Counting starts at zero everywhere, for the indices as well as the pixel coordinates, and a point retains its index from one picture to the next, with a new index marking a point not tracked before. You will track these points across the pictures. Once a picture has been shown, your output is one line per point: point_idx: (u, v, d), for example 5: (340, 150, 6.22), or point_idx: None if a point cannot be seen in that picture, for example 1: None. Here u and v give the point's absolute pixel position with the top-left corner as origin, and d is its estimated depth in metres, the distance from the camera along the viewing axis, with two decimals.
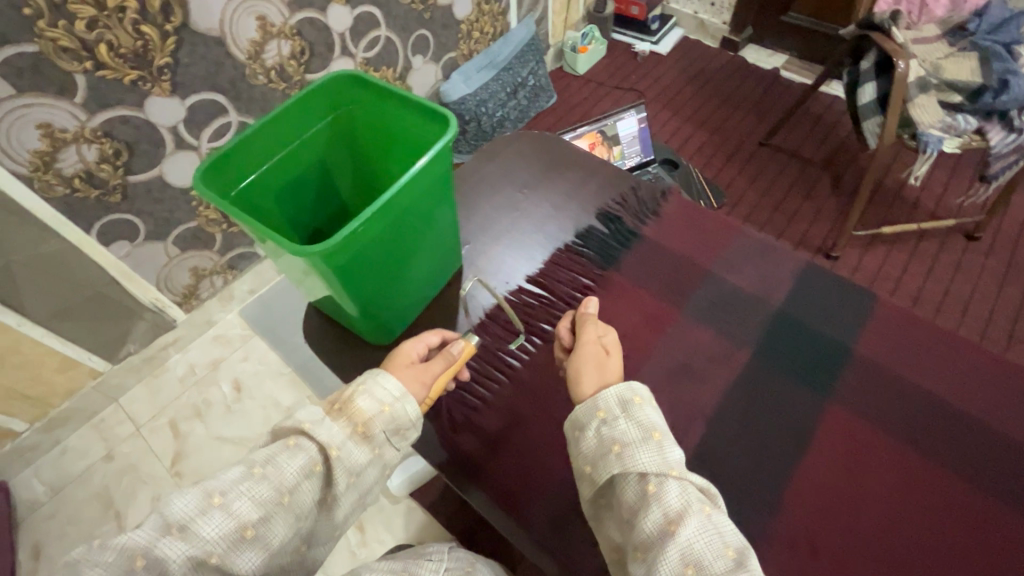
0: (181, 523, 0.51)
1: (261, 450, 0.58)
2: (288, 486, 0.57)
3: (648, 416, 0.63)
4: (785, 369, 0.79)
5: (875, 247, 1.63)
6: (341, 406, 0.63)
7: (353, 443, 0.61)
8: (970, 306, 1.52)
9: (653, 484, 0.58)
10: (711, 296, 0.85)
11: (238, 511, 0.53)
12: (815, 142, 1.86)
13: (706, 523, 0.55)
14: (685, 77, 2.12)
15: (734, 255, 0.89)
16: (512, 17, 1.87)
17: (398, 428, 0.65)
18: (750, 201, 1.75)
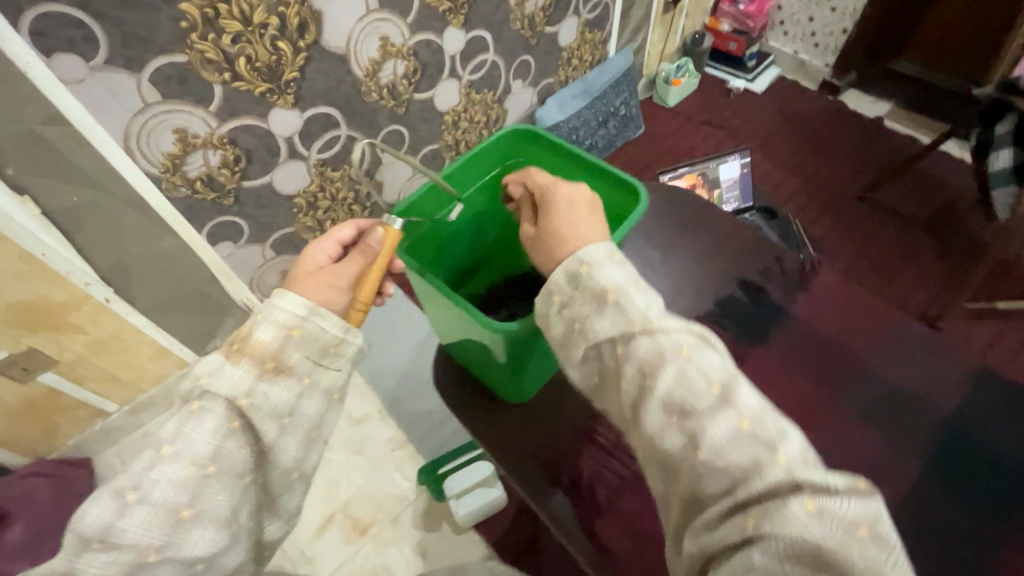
0: (116, 515, 0.54)
1: (167, 425, 0.58)
2: (210, 447, 0.58)
3: (602, 277, 0.63)
4: (959, 486, 0.77)
5: (986, 322, 1.51)
6: (239, 344, 0.61)
7: (264, 383, 0.60)
8: None
9: (620, 343, 0.60)
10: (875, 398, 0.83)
11: (172, 478, 0.56)
12: (922, 200, 1.75)
13: (685, 364, 0.56)
14: (780, 119, 2.05)
15: (892, 346, 0.88)
16: (611, 46, 1.85)
17: (322, 346, 0.63)
18: (847, 256, 1.66)
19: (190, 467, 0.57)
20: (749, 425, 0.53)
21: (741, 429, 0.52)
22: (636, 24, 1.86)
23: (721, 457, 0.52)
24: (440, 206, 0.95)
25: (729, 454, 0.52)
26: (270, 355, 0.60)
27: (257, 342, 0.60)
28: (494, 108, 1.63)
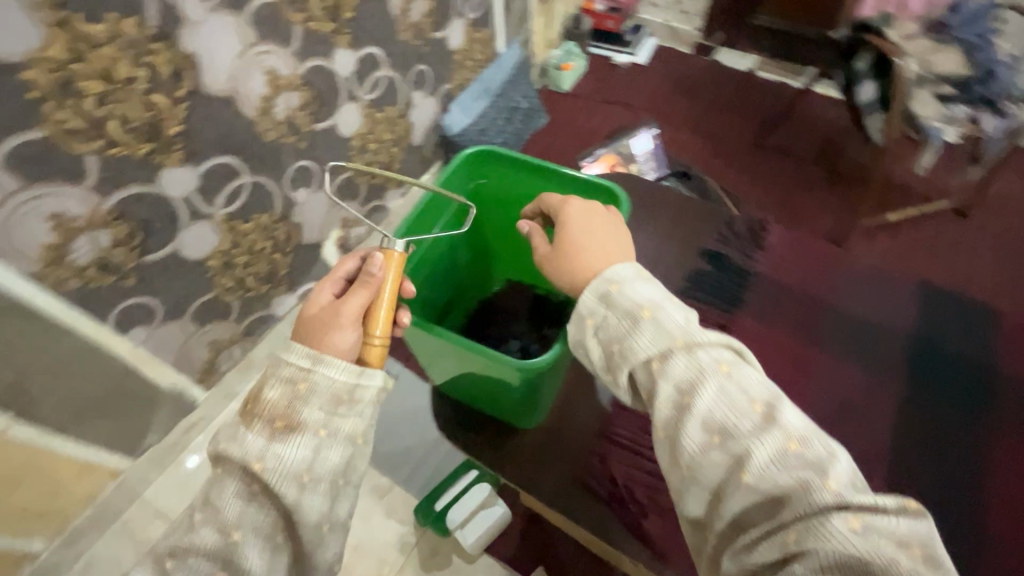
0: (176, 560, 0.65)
1: (207, 486, 0.68)
2: (239, 499, 0.66)
3: (634, 299, 0.70)
4: (937, 395, 0.96)
5: (883, 234, 1.70)
6: (253, 406, 0.69)
7: (274, 440, 0.66)
8: (979, 281, 1.60)
9: (654, 360, 0.66)
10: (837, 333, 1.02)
11: (213, 528, 0.65)
12: (807, 138, 1.93)
13: (723, 383, 0.62)
14: (670, 86, 2.16)
15: (838, 283, 1.11)
16: (500, 42, 1.85)
17: (334, 396, 0.69)
18: (760, 201, 1.79)
19: (229, 514, 0.65)
20: (783, 440, 0.58)
21: (782, 445, 0.58)
22: (518, 16, 1.87)
23: (755, 462, 0.58)
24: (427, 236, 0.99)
25: (764, 459, 0.58)
26: (280, 414, 0.67)
27: (266, 400, 0.69)
28: (400, 123, 1.56)
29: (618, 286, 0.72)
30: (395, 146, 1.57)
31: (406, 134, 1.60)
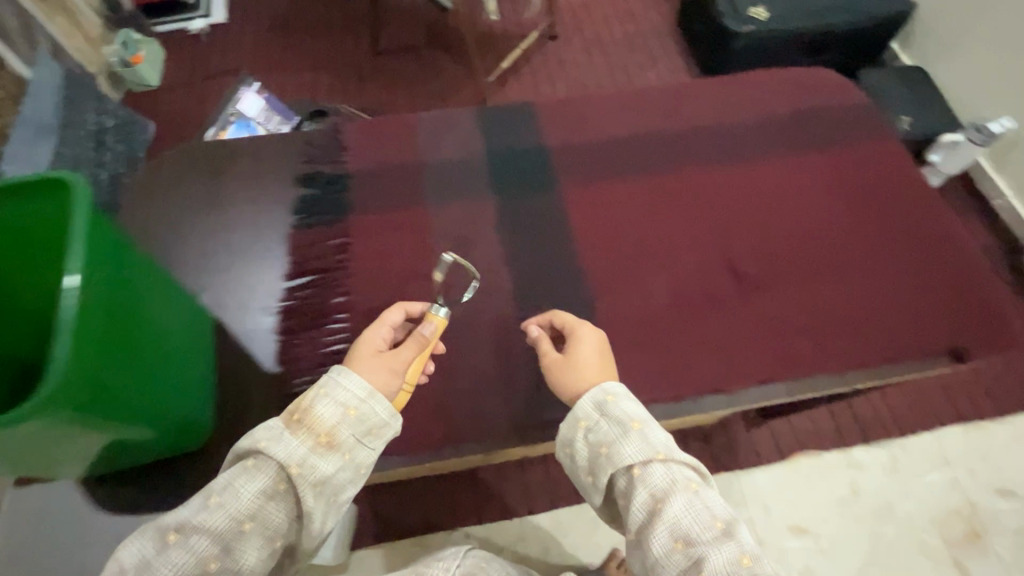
0: (151, 562, 0.60)
1: (219, 478, 0.65)
2: (241, 517, 0.63)
3: (623, 411, 0.71)
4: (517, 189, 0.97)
5: (508, 82, 1.90)
6: (297, 418, 0.68)
7: (305, 458, 0.66)
8: (586, 84, 1.92)
9: (636, 469, 0.68)
10: (443, 174, 0.97)
11: (193, 548, 0.61)
12: (412, 28, 1.99)
13: (692, 499, 0.65)
14: (266, 31, 1.99)
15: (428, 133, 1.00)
16: (18, 65, 1.44)
17: (369, 426, 0.70)
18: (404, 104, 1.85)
19: (218, 536, 0.62)
20: (736, 547, 0.61)
21: (725, 544, 0.62)
22: (20, 28, 1.49)
23: (708, 557, 0.61)
24: None
25: (707, 547, 0.62)
26: (325, 430, 0.67)
27: (317, 419, 0.68)
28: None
29: (607, 388, 0.73)
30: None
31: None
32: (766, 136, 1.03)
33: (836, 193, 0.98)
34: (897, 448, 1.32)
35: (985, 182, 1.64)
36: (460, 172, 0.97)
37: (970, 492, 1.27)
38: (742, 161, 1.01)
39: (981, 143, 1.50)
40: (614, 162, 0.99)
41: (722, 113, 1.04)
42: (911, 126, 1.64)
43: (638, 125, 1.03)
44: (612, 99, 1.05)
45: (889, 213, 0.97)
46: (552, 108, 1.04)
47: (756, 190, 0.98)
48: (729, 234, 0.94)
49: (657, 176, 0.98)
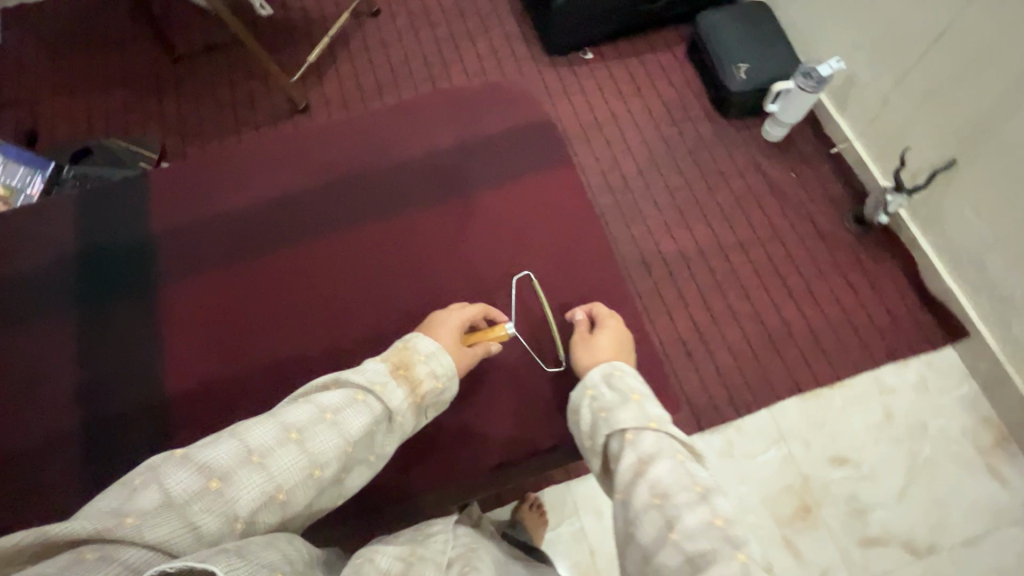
0: (257, 457, 0.54)
1: (329, 398, 0.61)
2: (346, 440, 0.58)
3: (628, 385, 0.68)
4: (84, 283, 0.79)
5: (325, 73, 1.65)
6: (402, 370, 0.66)
7: (402, 410, 0.64)
8: (413, 61, 1.67)
9: (628, 434, 0.63)
10: (37, 290, 0.78)
11: (308, 451, 0.56)
12: (211, 25, 1.72)
13: (677, 465, 0.58)
14: (44, 49, 1.70)
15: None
16: None
17: (439, 397, 0.69)
18: (207, 116, 1.58)
19: (326, 450, 0.57)
20: (713, 519, 0.53)
21: (699, 511, 0.54)
22: None
23: (683, 518, 0.53)
24: None
25: (682, 510, 0.54)
26: (419, 390, 0.66)
27: (419, 379, 0.67)
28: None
29: (620, 364, 0.72)
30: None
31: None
32: (458, 170, 0.87)
33: (488, 245, 0.83)
34: (732, 431, 1.28)
35: (830, 126, 1.54)
36: (63, 283, 0.79)
37: (804, 467, 1.25)
38: (427, 203, 0.85)
39: (812, 90, 1.39)
40: (280, 227, 0.83)
41: (440, 138, 0.90)
42: (747, 75, 1.51)
43: (326, 170, 0.86)
44: (310, 141, 0.89)
45: (556, 264, 0.84)
46: (229, 161, 0.87)
47: (410, 250, 0.83)
48: (396, 303, 0.79)
49: (329, 237, 0.82)
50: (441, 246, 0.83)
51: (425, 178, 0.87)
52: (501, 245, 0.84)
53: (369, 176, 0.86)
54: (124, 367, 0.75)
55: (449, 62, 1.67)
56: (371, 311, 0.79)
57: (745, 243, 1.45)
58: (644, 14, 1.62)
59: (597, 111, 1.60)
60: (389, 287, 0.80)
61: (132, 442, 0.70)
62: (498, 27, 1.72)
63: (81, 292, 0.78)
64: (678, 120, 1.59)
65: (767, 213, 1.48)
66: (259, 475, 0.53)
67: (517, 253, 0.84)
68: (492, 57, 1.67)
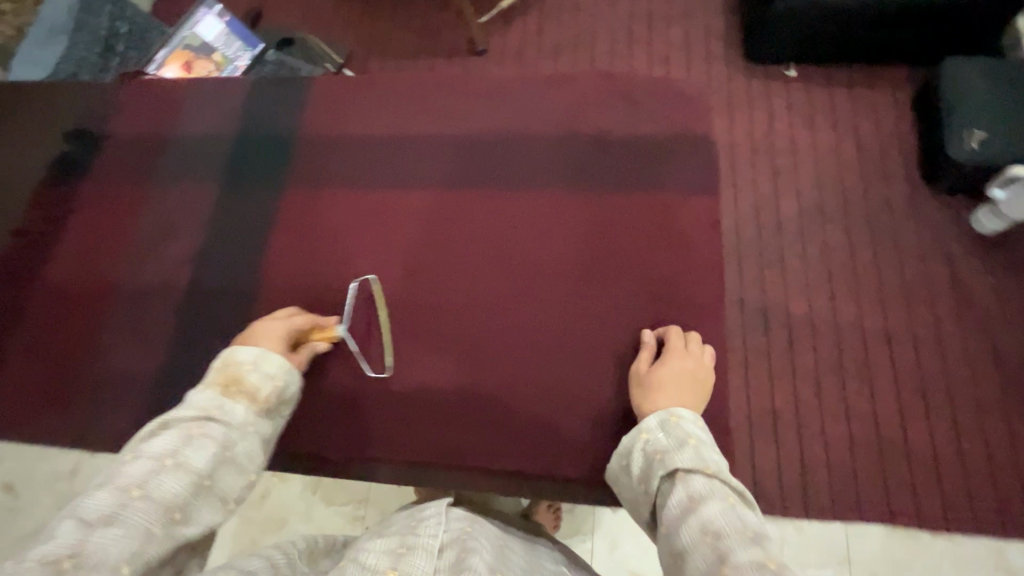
0: (99, 521, 0.38)
1: (153, 439, 0.44)
2: (200, 466, 0.44)
3: (683, 420, 0.50)
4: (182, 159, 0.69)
5: (514, 18, 1.55)
6: (229, 383, 0.50)
7: (253, 421, 0.49)
8: (610, 27, 1.51)
9: (678, 473, 0.46)
10: (181, 152, 0.69)
11: (159, 495, 0.41)
12: None
13: (731, 507, 0.42)
14: None
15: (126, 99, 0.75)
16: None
17: (288, 395, 0.53)
18: (395, 34, 1.58)
19: (184, 483, 0.42)
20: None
21: (761, 564, 0.37)
22: None
23: (740, 569, 0.37)
24: None
25: (737, 558, 0.38)
26: (268, 390, 0.51)
27: (254, 387, 0.51)
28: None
29: (681, 411, 0.50)
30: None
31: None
32: (647, 173, 0.62)
33: (633, 290, 0.59)
34: (791, 528, 1.06)
35: None
36: (204, 155, 0.69)
37: None
38: (577, 203, 0.62)
39: None
40: (388, 176, 0.65)
41: (637, 120, 0.65)
42: (979, 146, 1.20)
43: (478, 125, 0.67)
44: (474, 80, 0.69)
45: (699, 313, 0.59)
46: (388, 81, 0.71)
47: (516, 230, 0.62)
48: (479, 321, 0.60)
49: (438, 209, 0.64)
50: (570, 269, 0.60)
51: (602, 165, 0.63)
52: (648, 298, 0.59)
53: (524, 144, 0.65)
54: (201, 273, 0.63)
55: (646, 39, 1.49)
56: (446, 320, 0.60)
57: (908, 342, 1.18)
58: (896, 39, 1.31)
59: (790, 136, 1.36)
60: (474, 254, 0.62)
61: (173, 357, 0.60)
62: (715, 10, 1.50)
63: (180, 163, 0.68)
64: (885, 176, 1.31)
65: (950, 322, 1.19)
66: (115, 532, 0.37)
67: (667, 315, 0.59)
68: (695, 40, 1.47)
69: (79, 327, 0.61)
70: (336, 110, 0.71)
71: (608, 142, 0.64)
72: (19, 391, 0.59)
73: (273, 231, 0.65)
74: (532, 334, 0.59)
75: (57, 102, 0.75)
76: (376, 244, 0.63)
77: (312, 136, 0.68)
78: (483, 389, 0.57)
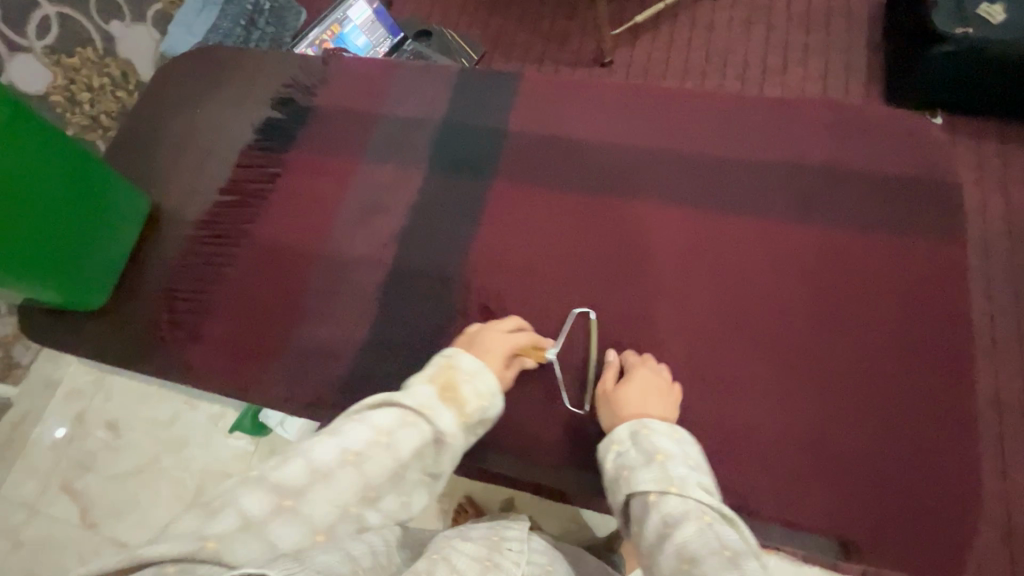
0: (319, 475, 0.40)
1: (379, 413, 0.45)
2: (400, 458, 0.43)
3: (651, 439, 0.49)
4: (379, 138, 0.70)
5: (647, 36, 1.51)
6: (447, 389, 0.48)
7: (452, 436, 0.47)
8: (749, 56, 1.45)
9: (649, 496, 0.46)
10: (384, 133, 0.70)
11: (370, 478, 0.42)
12: None
13: (703, 528, 0.42)
14: None
15: (325, 75, 0.76)
16: None
17: (482, 415, 0.50)
18: (522, 42, 1.57)
19: (387, 469, 0.43)
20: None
21: None
22: None
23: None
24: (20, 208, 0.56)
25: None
26: (472, 406, 0.49)
27: (461, 402, 0.49)
28: (122, 96, 1.06)
29: (651, 425, 0.50)
30: (119, 95, 1.04)
31: (133, 83, 1.06)
32: (890, 207, 0.58)
33: (874, 333, 0.55)
34: None
35: None
36: (411, 138, 0.69)
37: None
38: (805, 233, 0.59)
39: None
40: (601, 183, 0.64)
41: (870, 152, 0.61)
42: None
43: (694, 141, 0.64)
44: (684, 96, 0.66)
45: (937, 363, 0.53)
46: (601, 87, 0.69)
47: (724, 255, 0.60)
48: (692, 342, 0.57)
49: (652, 222, 0.62)
50: (789, 304, 0.57)
51: (834, 195, 0.60)
52: (887, 345, 0.54)
53: (747, 167, 0.62)
54: (410, 254, 0.64)
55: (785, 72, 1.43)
56: (651, 335, 0.58)
57: None
58: None
59: None
60: (678, 274, 0.60)
61: (377, 329, 0.61)
62: (865, 44, 1.42)
63: (381, 147, 0.69)
64: None
65: None
66: (328, 497, 0.40)
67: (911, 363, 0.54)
68: (839, 77, 1.39)
69: (289, 290, 0.63)
70: (531, 109, 0.70)
71: (842, 171, 0.60)
72: (229, 344, 0.61)
73: (466, 221, 0.64)
74: (751, 363, 0.55)
75: (265, 73, 0.79)
76: (574, 251, 0.62)
77: (519, 132, 0.68)
78: (696, 412, 0.55)
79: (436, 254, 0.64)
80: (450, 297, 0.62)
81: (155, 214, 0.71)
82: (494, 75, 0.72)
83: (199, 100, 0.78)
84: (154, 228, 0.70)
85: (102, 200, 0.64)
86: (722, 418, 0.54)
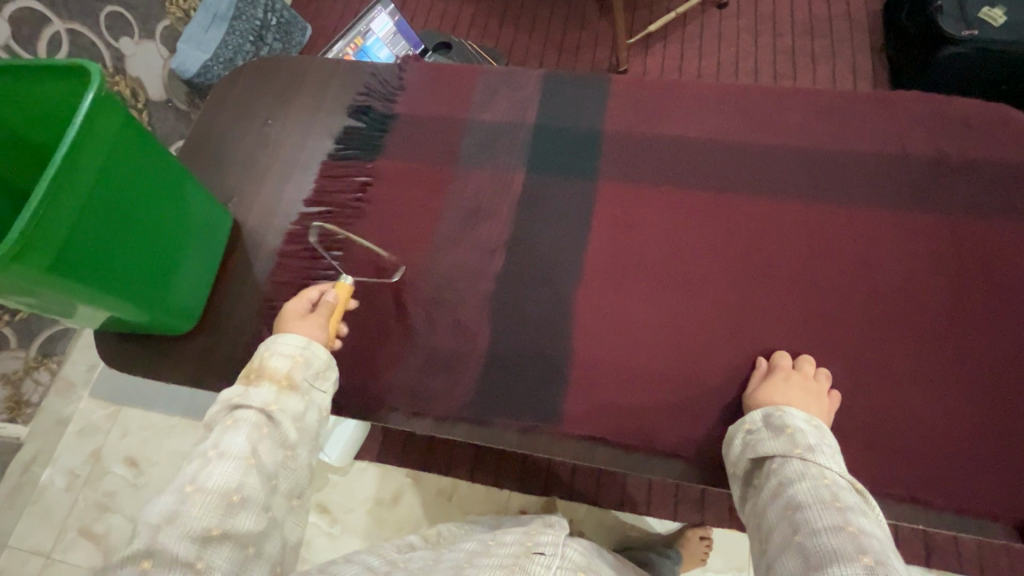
0: (165, 522, 0.40)
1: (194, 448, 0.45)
2: (243, 449, 0.44)
3: (789, 415, 0.49)
4: (476, 146, 0.68)
5: None
6: (254, 374, 0.50)
7: (276, 403, 0.48)
8: None
9: (774, 462, 0.47)
10: (479, 141, 0.68)
11: (215, 490, 0.42)
12: None
13: (820, 487, 0.43)
14: None
15: (405, 83, 0.74)
16: None
17: (308, 373, 0.52)
18: None
19: (232, 474, 0.43)
20: (858, 540, 0.39)
21: (839, 533, 0.40)
22: None
23: (820, 538, 0.40)
24: (104, 211, 0.50)
25: (819, 529, 0.41)
26: (285, 372, 0.50)
27: (276, 372, 0.50)
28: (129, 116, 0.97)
29: (787, 408, 0.49)
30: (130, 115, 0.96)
31: (140, 101, 0.98)
32: (1004, 194, 0.59)
33: (1014, 316, 0.55)
34: None
35: None
36: (502, 144, 0.68)
37: None
38: (924, 222, 0.59)
39: None
40: (708, 180, 0.64)
41: (971, 141, 0.62)
42: None
43: (798, 137, 0.64)
44: (775, 94, 0.67)
45: None
46: (691, 87, 0.68)
47: (852, 247, 0.59)
48: (830, 336, 0.56)
49: (766, 217, 0.61)
50: (925, 294, 0.57)
51: (947, 183, 0.60)
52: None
53: (853, 160, 0.63)
54: (521, 260, 0.63)
55: None
56: (789, 332, 0.57)
57: None
58: None
59: None
60: (809, 268, 0.59)
61: (506, 341, 0.59)
62: None
63: (478, 155, 0.68)
64: None
65: None
66: (179, 528, 0.40)
67: None
68: None
69: (409, 304, 0.61)
70: (623, 111, 0.68)
71: (948, 161, 0.61)
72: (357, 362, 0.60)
73: (579, 227, 0.63)
74: (894, 351, 0.55)
75: (335, 79, 0.75)
76: (696, 250, 0.61)
77: (617, 135, 0.67)
78: (850, 406, 0.54)
79: (551, 262, 0.62)
80: (575, 305, 0.60)
81: (237, 232, 0.68)
82: (580, 78, 0.71)
83: (271, 112, 0.74)
84: (239, 244, 0.67)
85: (188, 215, 0.60)
86: (878, 411, 0.53)
